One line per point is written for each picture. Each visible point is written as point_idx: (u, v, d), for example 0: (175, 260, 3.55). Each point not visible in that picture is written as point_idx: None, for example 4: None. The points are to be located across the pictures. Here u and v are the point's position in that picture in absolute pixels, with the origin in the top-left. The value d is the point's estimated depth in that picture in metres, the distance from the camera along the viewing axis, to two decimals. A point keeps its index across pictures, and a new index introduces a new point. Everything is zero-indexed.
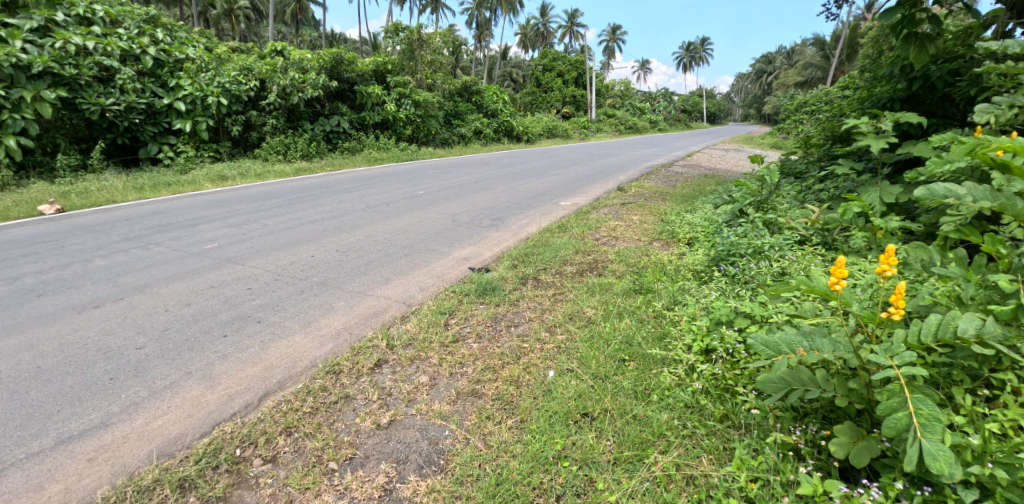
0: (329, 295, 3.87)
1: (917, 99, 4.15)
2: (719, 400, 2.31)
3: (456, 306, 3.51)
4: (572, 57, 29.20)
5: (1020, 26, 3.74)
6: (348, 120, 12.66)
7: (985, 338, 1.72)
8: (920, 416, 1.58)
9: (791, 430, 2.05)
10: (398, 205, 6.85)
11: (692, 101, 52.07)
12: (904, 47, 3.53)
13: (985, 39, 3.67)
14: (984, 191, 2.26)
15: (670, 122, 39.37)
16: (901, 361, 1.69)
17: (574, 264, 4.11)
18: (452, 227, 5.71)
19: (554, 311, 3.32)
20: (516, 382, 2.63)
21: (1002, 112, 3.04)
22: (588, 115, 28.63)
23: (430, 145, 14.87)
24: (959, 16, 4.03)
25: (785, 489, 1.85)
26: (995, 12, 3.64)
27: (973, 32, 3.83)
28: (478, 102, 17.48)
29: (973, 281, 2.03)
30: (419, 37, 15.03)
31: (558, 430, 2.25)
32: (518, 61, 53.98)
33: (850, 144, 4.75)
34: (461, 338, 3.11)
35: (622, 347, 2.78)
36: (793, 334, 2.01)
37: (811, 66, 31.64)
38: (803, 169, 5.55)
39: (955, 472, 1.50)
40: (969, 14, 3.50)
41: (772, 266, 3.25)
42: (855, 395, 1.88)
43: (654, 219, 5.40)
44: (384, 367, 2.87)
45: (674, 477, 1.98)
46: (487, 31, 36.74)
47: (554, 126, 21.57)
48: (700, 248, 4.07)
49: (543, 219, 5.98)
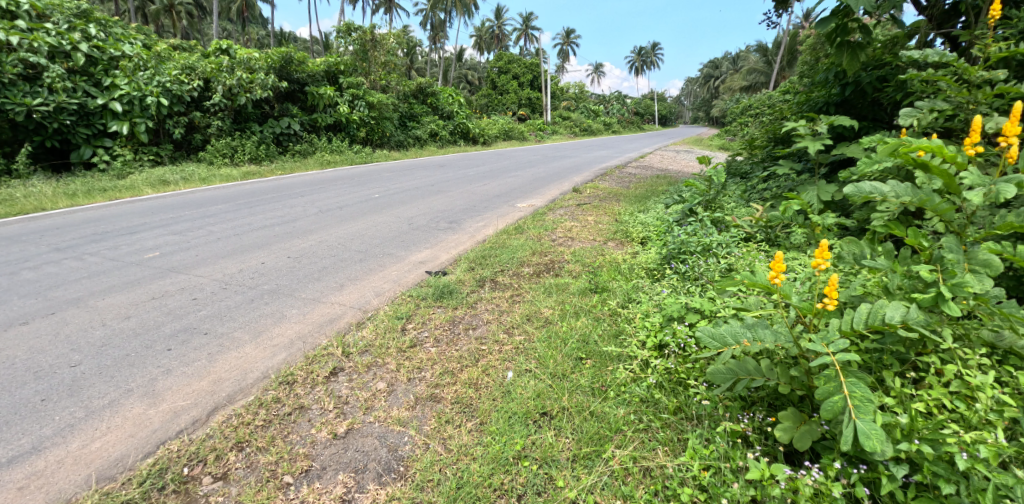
0: (281, 303, 3.74)
1: (850, 103, 4.45)
2: (673, 393, 2.37)
3: (413, 311, 3.46)
4: (527, 60, 29.44)
5: (939, 36, 4.06)
6: (299, 122, 12.25)
7: (910, 323, 1.85)
8: (853, 399, 1.68)
9: (740, 418, 2.12)
10: (352, 210, 6.70)
11: (643, 104, 53.47)
12: (838, 55, 3.79)
13: (908, 48, 3.97)
14: (906, 188, 2.42)
15: (623, 124, 40.26)
16: (835, 348, 1.78)
17: (531, 265, 4.15)
18: (408, 230, 5.64)
19: (511, 313, 3.33)
20: (475, 385, 2.62)
21: (923, 115, 3.30)
22: (543, 117, 28.85)
23: (385, 147, 14.59)
24: (887, 26, 4.33)
25: (735, 475, 1.91)
26: (918, 23, 3.95)
27: (899, 41, 4.12)
28: (433, 103, 17.21)
29: (898, 272, 2.17)
30: (372, 37, 14.72)
31: (518, 430, 2.26)
32: (473, 64, 53.83)
33: (790, 144, 5.01)
34: (418, 343, 3.07)
35: (578, 346, 2.82)
36: (737, 325, 2.08)
37: (754, 72, 33.32)
38: (748, 169, 5.81)
39: (886, 449, 1.60)
40: (896, 24, 3.79)
41: (719, 262, 3.38)
42: (797, 383, 1.97)
43: (609, 219, 5.52)
44: (340, 376, 2.81)
45: (631, 470, 2.02)
46: (441, 33, 36.50)
47: (511, 128, 21.59)
48: (652, 247, 4.19)
49: (501, 220, 6.00)
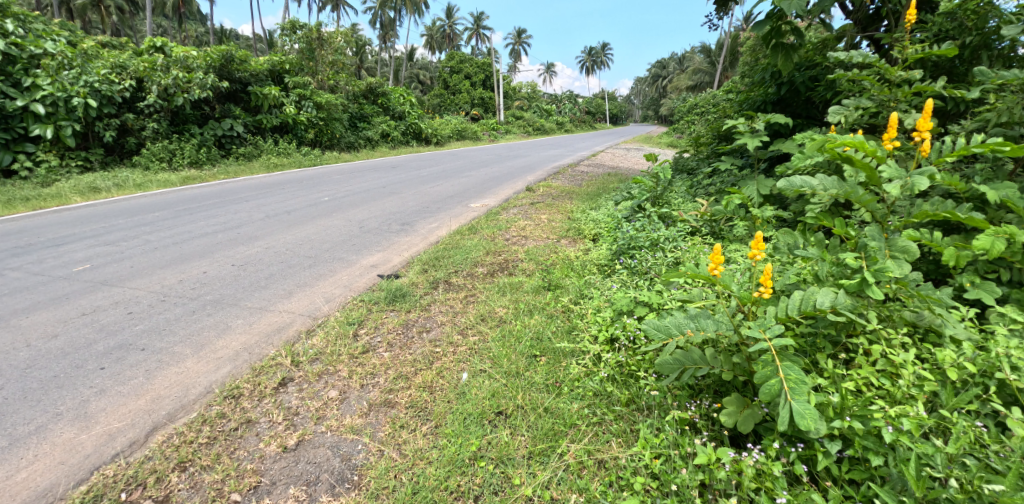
0: (225, 314, 3.56)
1: (785, 102, 4.69)
2: (624, 385, 2.42)
3: (365, 316, 3.39)
4: (478, 60, 29.37)
5: (864, 39, 4.34)
6: (242, 123, 11.72)
7: (838, 308, 1.96)
8: (789, 381, 1.77)
9: (688, 407, 2.19)
10: (299, 214, 6.48)
11: (594, 103, 54.46)
12: (773, 56, 4.02)
13: (837, 50, 4.23)
14: (833, 181, 2.57)
15: (575, 123, 40.90)
16: (771, 334, 1.87)
17: (485, 265, 4.14)
18: (359, 234, 5.51)
19: (466, 313, 3.31)
20: (430, 388, 2.59)
21: (850, 113, 3.52)
22: (496, 117, 28.87)
23: (335, 148, 14.20)
24: (818, 29, 4.59)
25: (684, 461, 1.97)
26: (845, 27, 4.21)
27: (828, 44, 4.39)
28: (384, 104, 16.87)
29: (828, 260, 2.31)
30: (319, 36, 14.32)
31: (473, 431, 2.25)
32: (424, 64, 53.25)
33: (731, 141, 5.22)
34: (371, 348, 3.00)
35: (532, 343, 2.84)
36: (680, 316, 2.14)
37: (699, 71, 34.57)
38: (694, 165, 6.02)
39: (819, 427, 1.69)
40: (825, 28, 4.03)
41: (666, 256, 3.49)
42: (739, 369, 2.05)
43: (562, 217, 5.58)
44: (289, 386, 2.71)
45: (586, 464, 2.05)
46: (391, 32, 35.87)
47: (464, 128, 21.48)
48: (603, 243, 4.27)
49: (454, 221, 5.96)
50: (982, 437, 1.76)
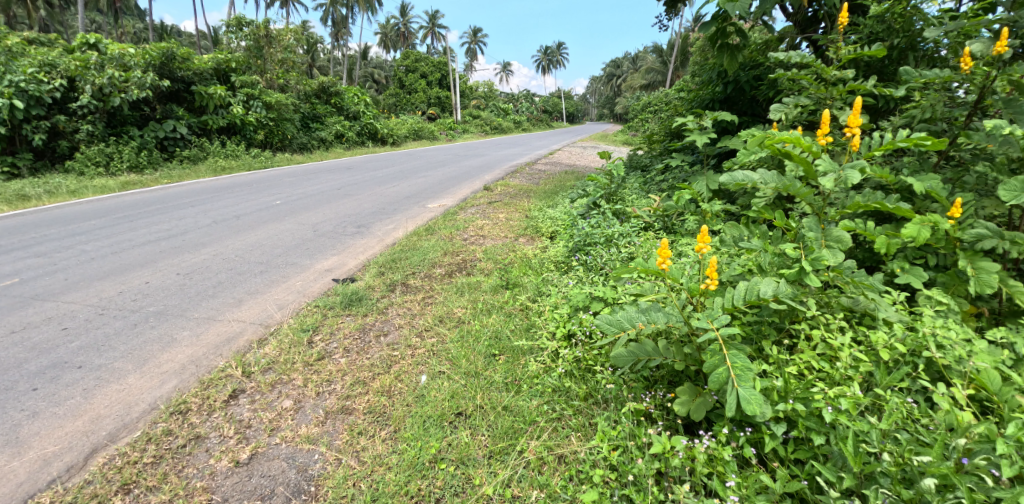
0: (170, 326, 3.39)
1: (732, 100, 4.87)
2: (582, 380, 2.46)
3: (320, 322, 3.30)
4: (434, 59, 29.09)
5: (804, 40, 4.55)
6: (186, 125, 11.15)
7: (779, 296, 2.06)
8: (735, 368, 1.84)
9: (643, 398, 2.24)
10: (248, 219, 6.23)
11: (551, 102, 54.96)
12: (719, 56, 4.18)
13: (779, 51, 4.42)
14: (773, 175, 2.69)
15: (532, 122, 41.17)
16: (718, 324, 1.95)
17: (443, 265, 4.11)
18: (313, 237, 5.36)
19: (424, 315, 3.28)
20: (388, 393, 2.54)
21: (790, 110, 3.69)
22: (454, 116, 28.67)
23: (286, 150, 13.75)
24: (761, 30, 4.79)
25: (641, 451, 2.01)
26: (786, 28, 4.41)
27: (771, 45, 4.58)
28: (338, 103, 16.43)
29: (770, 251, 2.41)
30: (267, 34, 13.84)
31: (433, 433, 2.23)
32: (378, 63, 52.31)
33: (681, 139, 5.39)
34: (327, 355, 2.93)
35: (491, 343, 2.84)
36: (633, 310, 2.19)
37: (651, 71, 35.46)
38: (647, 162, 6.18)
39: (765, 410, 1.77)
40: (767, 29, 4.20)
41: (620, 252, 3.56)
42: (690, 359, 2.12)
43: (519, 215, 5.61)
44: (241, 398, 2.60)
45: (546, 459, 2.07)
46: (344, 29, 35.03)
47: (421, 128, 21.23)
48: (560, 240, 4.32)
49: (411, 222, 5.88)
50: (911, 412, 1.89)
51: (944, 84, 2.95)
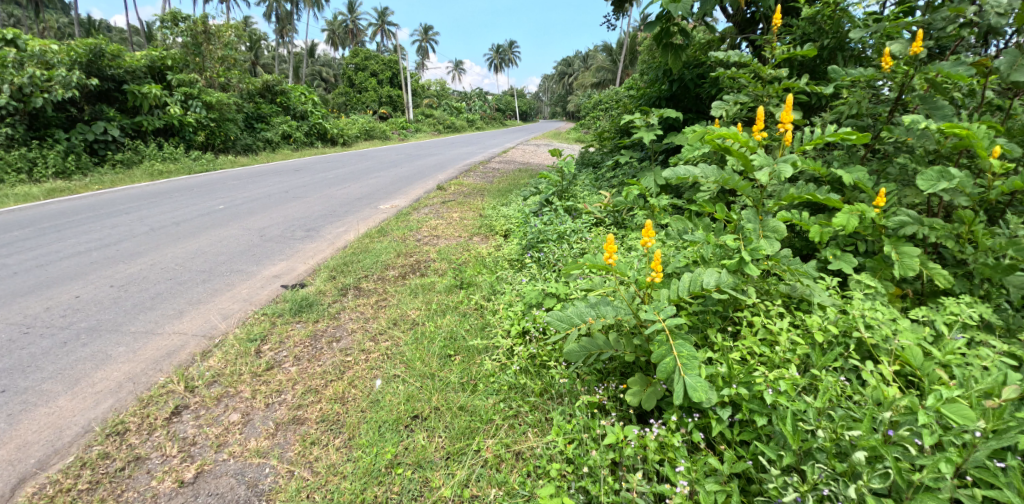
0: (104, 341, 3.18)
1: (677, 98, 5.03)
2: (536, 376, 2.49)
3: (268, 330, 3.18)
4: (384, 57, 28.53)
5: (744, 40, 4.74)
6: (118, 126, 10.45)
7: (721, 286, 2.15)
8: (682, 358, 1.91)
9: (597, 390, 2.30)
10: (189, 225, 5.92)
11: (504, 100, 55.06)
12: (664, 55, 4.31)
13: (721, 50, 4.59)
14: (713, 170, 2.81)
15: (486, 120, 41.11)
16: (665, 315, 2.01)
17: (396, 267, 4.05)
18: (259, 243, 5.15)
19: (377, 319, 3.22)
20: (342, 400, 2.49)
21: (730, 107, 3.86)
22: (406, 115, 28.22)
23: (229, 152, 13.14)
24: (705, 30, 4.95)
25: (595, 443, 2.06)
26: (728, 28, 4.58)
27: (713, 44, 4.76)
28: (284, 103, 15.81)
29: (712, 243, 2.52)
30: (206, 29, 12.99)
31: (388, 438, 2.20)
32: (327, 60, 50.85)
33: (629, 136, 5.52)
34: (276, 364, 2.83)
35: (446, 343, 2.83)
36: (582, 305, 2.24)
37: (601, 69, 36.13)
38: (598, 159, 6.30)
39: (710, 396, 1.85)
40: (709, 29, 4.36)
41: (572, 248, 3.62)
42: (640, 350, 2.18)
43: (473, 214, 5.59)
44: (184, 414, 2.48)
45: (504, 457, 2.09)
46: (289, 26, 33.81)
47: (372, 127, 20.77)
48: (514, 238, 4.34)
49: (363, 224, 5.76)
50: (845, 390, 2.01)
51: (868, 82, 3.14)
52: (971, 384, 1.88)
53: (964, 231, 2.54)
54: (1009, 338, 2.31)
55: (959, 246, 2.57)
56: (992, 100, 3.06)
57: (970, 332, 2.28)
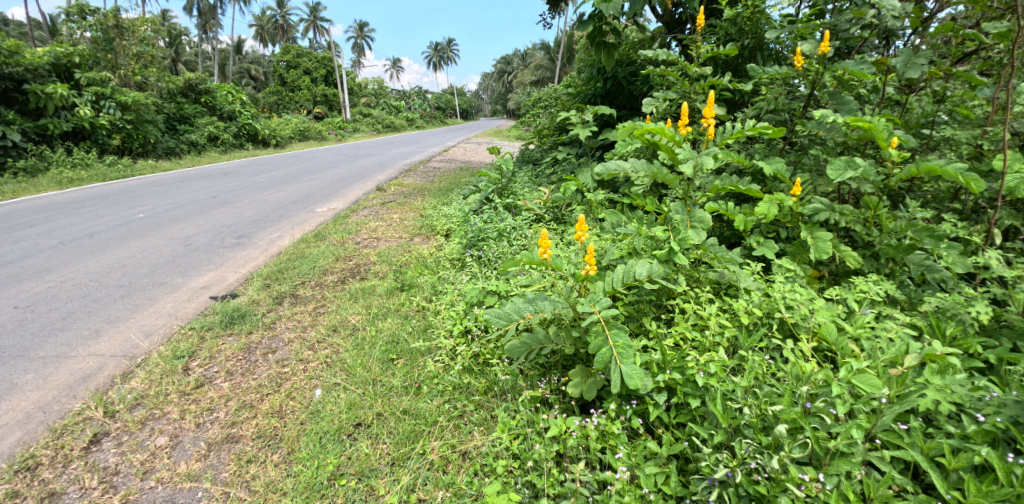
0: (7, 369, 2.89)
1: (611, 96, 5.18)
2: (480, 374, 2.50)
3: (197, 346, 3.00)
4: (318, 54, 27.49)
5: (673, 39, 4.94)
6: (18, 130, 9.50)
7: (653, 276, 2.24)
8: (618, 347, 1.98)
9: (540, 384, 2.33)
10: (103, 237, 5.46)
11: (445, 99, 54.56)
12: (598, 54, 4.43)
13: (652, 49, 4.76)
14: (642, 164, 2.91)
15: (427, 119, 40.59)
16: (600, 307, 2.07)
17: (335, 272, 3.93)
18: (185, 253, 4.84)
19: (316, 326, 3.11)
20: (279, 413, 2.39)
21: (660, 104, 4.02)
22: (343, 114, 27.34)
23: (149, 156, 12.24)
24: (638, 29, 5.11)
25: (539, 436, 2.09)
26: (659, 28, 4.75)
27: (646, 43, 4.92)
28: (209, 102, 14.81)
29: (644, 235, 2.61)
30: (116, 24, 12.13)
31: (330, 449, 2.14)
32: (256, 58, 48.41)
33: (566, 132, 5.63)
34: (207, 381, 2.67)
35: (388, 347, 2.78)
36: (520, 302, 2.26)
37: (540, 67, 36.56)
38: (537, 156, 6.39)
39: (646, 383, 1.92)
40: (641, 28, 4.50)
41: (513, 245, 3.66)
42: (579, 342, 2.23)
43: (414, 215, 5.51)
44: (104, 442, 2.30)
45: (451, 458, 2.08)
46: (212, 20, 31.86)
47: (307, 127, 19.97)
48: (455, 238, 4.32)
49: (299, 229, 5.53)
50: (769, 368, 2.14)
51: (784, 79, 3.35)
52: (878, 355, 2.06)
53: (870, 215, 2.77)
54: (910, 311, 2.55)
55: (866, 229, 2.79)
56: (891, 95, 3.34)
57: (877, 307, 2.49)
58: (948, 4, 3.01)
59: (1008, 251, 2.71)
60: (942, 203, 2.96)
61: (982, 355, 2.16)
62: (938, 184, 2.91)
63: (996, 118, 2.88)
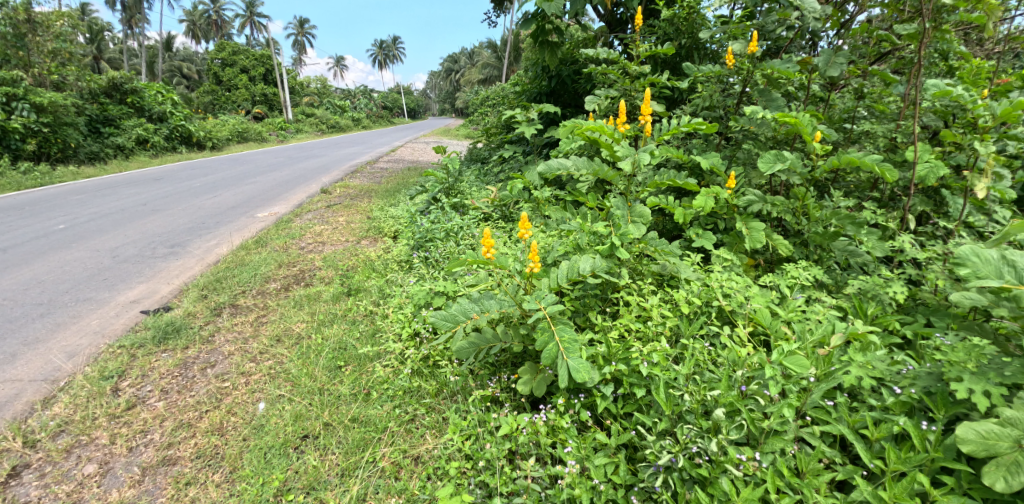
0: None
1: (556, 94, 5.25)
2: (429, 377, 2.48)
3: (128, 365, 2.81)
4: (255, 51, 26.31)
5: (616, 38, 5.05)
6: None
7: (596, 271, 2.29)
8: (564, 342, 2.01)
9: (490, 384, 2.34)
10: (17, 250, 5.01)
11: (391, 98, 53.57)
12: (541, 52, 4.47)
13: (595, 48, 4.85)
14: (583, 161, 2.96)
15: (373, 119, 39.71)
16: (545, 304, 2.10)
17: (278, 279, 3.78)
18: (112, 265, 4.51)
19: (258, 337, 2.98)
20: (220, 430, 2.28)
21: (602, 102, 4.10)
22: (284, 114, 26.32)
23: (70, 162, 11.34)
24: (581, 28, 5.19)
25: (491, 435, 2.09)
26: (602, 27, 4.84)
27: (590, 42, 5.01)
28: (137, 103, 13.90)
29: (588, 230, 2.66)
30: (28, 18, 11.06)
31: (276, 465, 2.06)
32: (188, 56, 45.82)
33: (513, 131, 5.65)
34: (139, 401, 2.51)
35: (335, 354, 2.71)
36: (466, 302, 2.26)
37: (487, 66, 36.57)
38: (485, 154, 6.38)
39: (592, 376, 1.96)
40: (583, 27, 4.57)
41: (460, 245, 3.64)
42: (527, 339, 2.25)
43: (361, 217, 5.39)
44: (23, 475, 2.12)
45: (403, 464, 2.05)
46: (137, 15, 29.86)
47: (246, 128, 19.07)
48: (402, 239, 4.25)
49: (238, 236, 5.28)
50: (709, 354, 2.23)
51: (719, 77, 3.49)
52: (808, 337, 2.19)
53: (798, 205, 2.94)
54: (836, 294, 2.72)
55: (796, 218, 2.95)
56: (816, 93, 3.54)
57: (807, 292, 2.64)
58: (864, 8, 3.21)
59: (922, 234, 2.94)
60: (864, 192, 3.17)
61: (900, 331, 2.33)
62: (859, 175, 3.11)
63: (907, 112, 3.11)
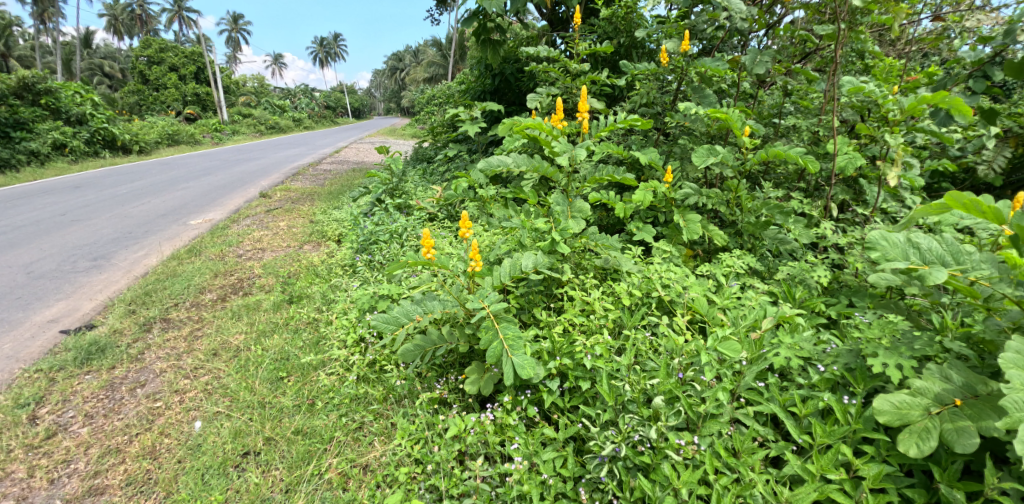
0: None
1: (500, 92, 5.25)
2: (376, 382, 2.43)
3: (46, 389, 2.60)
4: (185, 48, 24.86)
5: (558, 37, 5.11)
6: None
7: (538, 267, 2.31)
8: (508, 340, 2.02)
9: (437, 386, 2.32)
10: None
11: (335, 97, 52.02)
12: (484, 50, 4.47)
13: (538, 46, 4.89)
14: (523, 158, 2.98)
15: (316, 118, 38.43)
16: (488, 302, 2.10)
17: (214, 290, 3.60)
18: (25, 282, 4.16)
19: (193, 352, 2.82)
20: (152, 454, 2.15)
21: (544, 99, 4.14)
22: (220, 114, 25.03)
23: None
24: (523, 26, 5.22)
25: (440, 438, 2.08)
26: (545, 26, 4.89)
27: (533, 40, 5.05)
28: (51, 104, 12.82)
29: (531, 227, 2.69)
30: None
31: (215, 485, 1.97)
32: (109, 53, 42.71)
33: (458, 129, 5.62)
34: (60, 428, 2.33)
35: (277, 365, 2.61)
36: (409, 304, 2.23)
37: (433, 64, 36.18)
38: (431, 154, 6.31)
39: (537, 371, 1.98)
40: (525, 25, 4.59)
41: (405, 246, 3.58)
42: (473, 338, 2.25)
43: (303, 221, 5.21)
44: None
45: (350, 474, 2.01)
46: (48, 8, 27.52)
47: (177, 130, 18.00)
48: (346, 243, 4.14)
49: (169, 245, 4.99)
50: (651, 344, 2.31)
51: (655, 75, 3.59)
52: (741, 322, 2.30)
53: (732, 197, 3.07)
54: (767, 281, 2.88)
55: (730, 209, 3.09)
56: (747, 90, 3.71)
57: (741, 279, 2.78)
58: (788, 10, 3.39)
59: (844, 221, 3.15)
60: (792, 183, 3.36)
61: (824, 312, 2.49)
62: (787, 167, 3.29)
63: (827, 107, 3.31)
